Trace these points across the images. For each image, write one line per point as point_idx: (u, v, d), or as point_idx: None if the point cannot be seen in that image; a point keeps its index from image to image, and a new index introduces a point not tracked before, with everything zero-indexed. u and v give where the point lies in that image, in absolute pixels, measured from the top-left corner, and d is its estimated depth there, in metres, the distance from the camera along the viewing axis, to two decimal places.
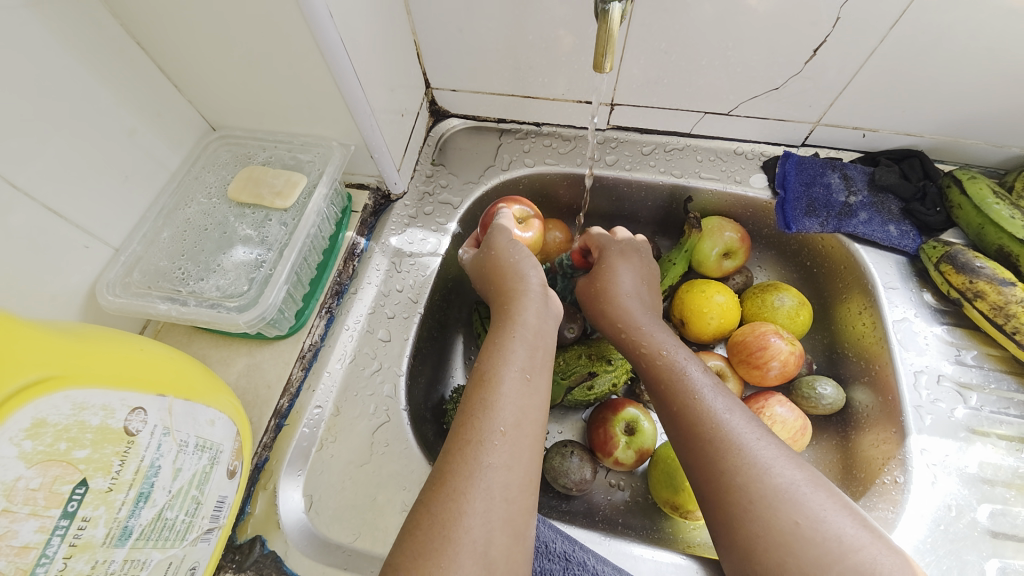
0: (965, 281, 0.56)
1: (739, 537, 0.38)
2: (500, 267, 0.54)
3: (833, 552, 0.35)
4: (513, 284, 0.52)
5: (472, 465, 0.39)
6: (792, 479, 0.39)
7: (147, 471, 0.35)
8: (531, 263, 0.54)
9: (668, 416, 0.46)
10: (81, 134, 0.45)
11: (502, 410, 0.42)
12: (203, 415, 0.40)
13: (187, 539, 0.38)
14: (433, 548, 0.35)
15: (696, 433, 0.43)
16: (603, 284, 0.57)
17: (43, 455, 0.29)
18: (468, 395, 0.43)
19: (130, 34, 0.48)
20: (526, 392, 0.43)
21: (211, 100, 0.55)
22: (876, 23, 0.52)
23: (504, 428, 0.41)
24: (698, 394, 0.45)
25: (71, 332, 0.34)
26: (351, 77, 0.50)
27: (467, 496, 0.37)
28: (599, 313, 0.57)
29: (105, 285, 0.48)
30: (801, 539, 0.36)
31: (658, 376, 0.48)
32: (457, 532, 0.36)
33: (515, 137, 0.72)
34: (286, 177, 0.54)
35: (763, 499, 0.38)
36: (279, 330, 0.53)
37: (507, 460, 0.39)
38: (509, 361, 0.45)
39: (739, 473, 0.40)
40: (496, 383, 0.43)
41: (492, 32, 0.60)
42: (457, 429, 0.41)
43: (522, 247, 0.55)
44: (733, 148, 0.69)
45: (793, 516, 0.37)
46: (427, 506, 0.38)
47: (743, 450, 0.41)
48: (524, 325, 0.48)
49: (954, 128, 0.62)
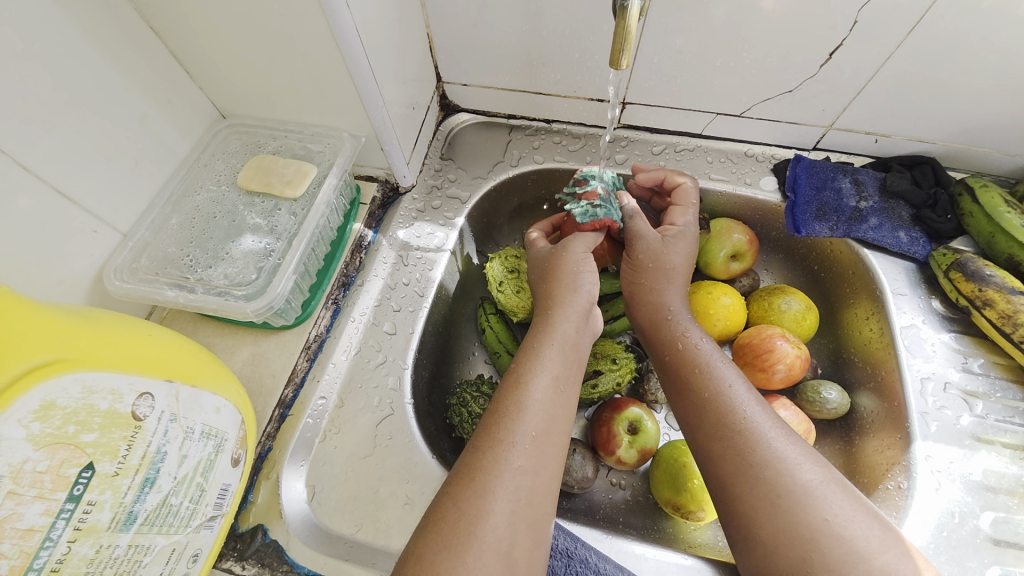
0: (974, 289, 0.55)
1: (762, 533, 0.38)
2: (561, 270, 0.52)
3: (859, 551, 0.35)
4: (564, 290, 0.51)
5: (501, 466, 0.38)
6: (818, 477, 0.39)
7: (153, 457, 0.34)
8: (590, 277, 0.52)
9: (694, 408, 0.45)
10: (91, 118, 0.45)
11: (534, 415, 0.41)
12: (209, 402, 0.39)
13: (190, 526, 0.38)
14: (458, 543, 0.35)
15: (725, 425, 0.43)
16: (661, 261, 0.54)
17: (50, 438, 0.29)
18: (502, 396, 0.43)
19: (142, 18, 0.47)
20: (557, 401, 0.43)
21: (222, 87, 0.55)
22: (893, 28, 0.52)
23: (536, 433, 0.41)
24: (731, 386, 0.45)
25: (80, 315, 0.34)
26: (364, 67, 0.49)
27: (494, 496, 0.37)
28: (637, 288, 0.55)
29: (112, 270, 0.48)
30: (829, 537, 0.36)
31: (688, 367, 0.48)
32: (483, 530, 0.36)
33: (525, 133, 0.72)
34: (296, 166, 0.54)
35: (791, 494, 0.38)
36: (285, 319, 0.53)
37: (535, 464, 0.39)
38: (544, 368, 0.44)
39: (768, 467, 0.40)
40: (529, 387, 0.43)
41: (506, 26, 0.59)
42: (485, 429, 0.41)
43: (591, 261, 0.53)
44: (743, 150, 0.69)
45: (821, 513, 0.37)
46: (454, 500, 0.37)
47: (773, 445, 0.41)
48: (566, 334, 0.48)
49: (967, 136, 0.62)
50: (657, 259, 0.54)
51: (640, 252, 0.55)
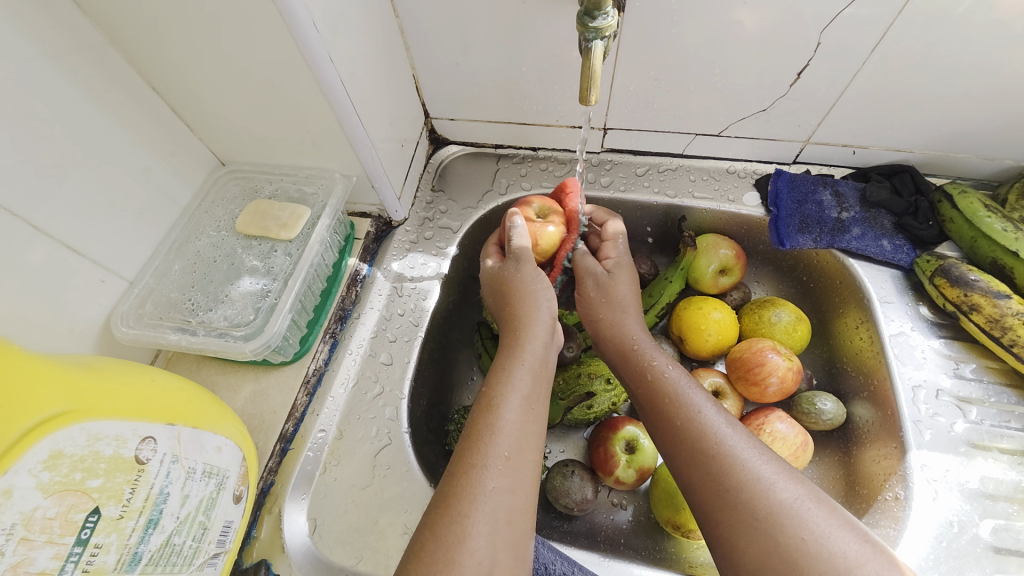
0: (959, 294, 0.56)
1: (745, 557, 0.38)
2: (519, 291, 0.53)
3: (840, 568, 0.35)
4: (528, 307, 0.52)
5: (476, 490, 0.39)
6: (794, 495, 0.39)
7: (155, 499, 0.36)
8: (546, 294, 0.54)
9: (670, 436, 0.46)
10: (99, 174, 0.48)
11: (508, 436, 0.43)
12: (210, 442, 0.41)
13: (194, 564, 0.39)
14: (438, 570, 0.36)
15: (699, 450, 0.43)
16: (610, 293, 0.57)
17: (59, 485, 0.31)
18: (474, 419, 0.44)
19: (145, 80, 0.51)
20: (528, 418, 0.45)
21: (221, 138, 0.58)
22: (855, 47, 0.54)
23: (508, 454, 0.42)
24: (700, 411, 0.46)
25: (85, 366, 0.36)
26: (351, 114, 0.52)
27: (472, 519, 0.38)
28: (598, 321, 0.57)
29: (119, 317, 0.50)
30: (809, 556, 0.36)
31: (658, 394, 0.49)
32: (462, 554, 0.37)
33: (512, 161, 0.74)
34: (291, 209, 0.57)
35: (770, 515, 0.38)
36: (284, 356, 0.55)
37: (509, 484, 0.41)
38: (515, 388, 0.46)
39: (743, 489, 0.40)
40: (502, 409, 0.44)
41: (487, 65, 0.62)
42: (461, 453, 0.42)
43: (544, 277, 0.55)
44: (725, 167, 0.71)
45: (799, 532, 0.37)
46: (432, 529, 0.38)
47: (747, 466, 0.41)
48: (534, 353, 0.49)
49: (944, 143, 0.63)
50: (604, 293, 0.57)
51: (589, 290, 0.58)
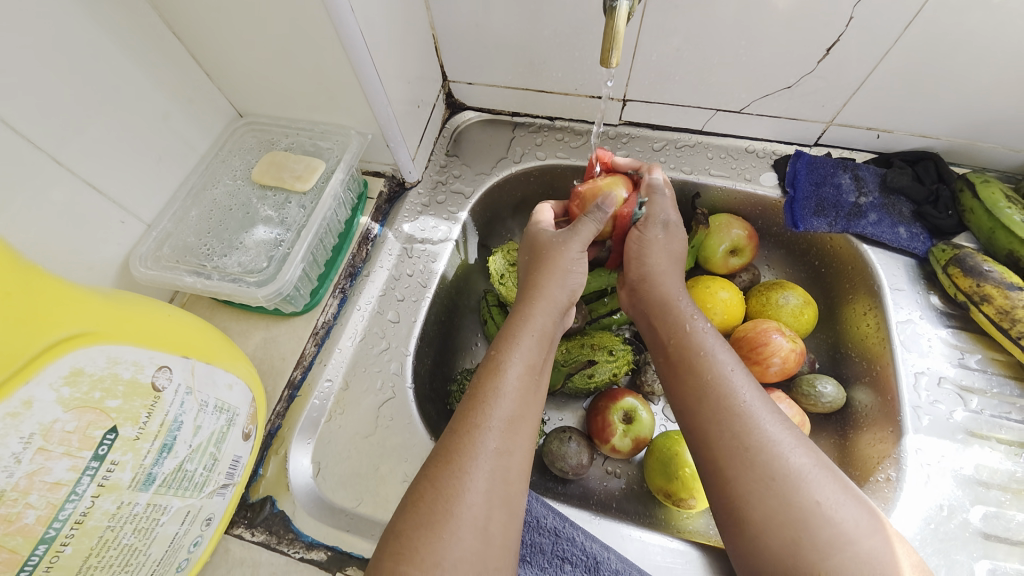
0: (972, 285, 0.55)
1: (755, 511, 0.39)
2: (551, 262, 0.53)
3: (847, 533, 0.37)
4: (549, 279, 0.52)
5: (477, 448, 0.41)
6: (811, 462, 0.40)
7: (170, 425, 0.38)
8: (576, 276, 0.54)
9: (692, 390, 0.46)
10: (120, 116, 0.49)
11: (508, 400, 0.44)
12: (222, 379, 0.43)
13: (204, 491, 0.42)
14: (435, 519, 0.38)
15: (724, 407, 0.43)
16: (666, 249, 0.56)
17: (78, 401, 0.32)
18: (479, 380, 0.45)
19: (166, 24, 0.51)
20: (528, 386, 0.46)
21: (240, 88, 0.58)
22: (889, 23, 0.52)
23: (509, 419, 0.43)
24: (731, 373, 0.46)
25: (108, 295, 0.37)
26: (370, 70, 0.52)
27: (470, 475, 0.39)
28: (648, 266, 0.56)
29: (138, 258, 0.52)
30: (818, 519, 0.38)
31: (688, 351, 0.48)
32: (459, 507, 0.38)
33: (528, 130, 0.74)
34: (306, 162, 0.57)
35: (787, 476, 0.39)
36: (294, 306, 0.57)
37: (507, 445, 0.42)
38: (521, 355, 0.47)
39: (764, 450, 0.41)
40: (508, 372, 0.45)
41: (507, 28, 0.62)
42: (465, 412, 0.43)
43: (583, 263, 0.54)
44: (744, 146, 0.70)
45: (813, 496, 0.38)
46: (431, 481, 0.40)
47: (770, 430, 0.42)
48: (542, 324, 0.50)
49: (971, 131, 0.61)
50: (667, 242, 0.57)
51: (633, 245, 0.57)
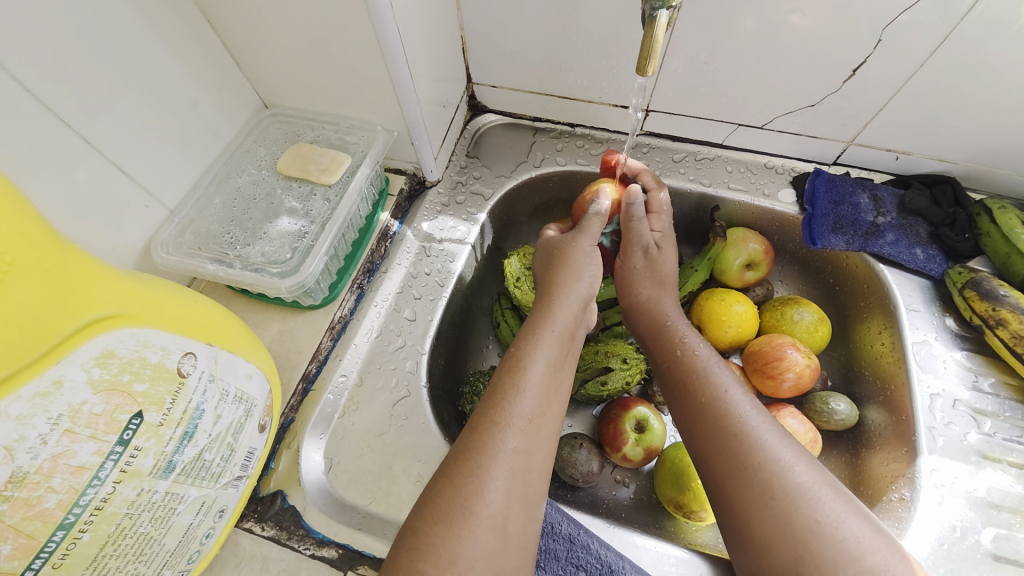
0: (987, 308, 0.56)
1: (755, 531, 0.39)
2: (569, 257, 0.55)
3: (850, 552, 0.36)
4: (567, 275, 0.54)
5: (497, 447, 0.40)
6: (812, 479, 0.40)
7: (192, 413, 0.37)
8: (592, 268, 0.55)
9: (691, 411, 0.46)
10: (149, 100, 0.49)
11: (530, 398, 0.43)
12: (242, 368, 0.42)
13: (220, 482, 0.41)
14: (452, 517, 0.37)
15: (721, 427, 0.44)
16: (657, 270, 0.58)
17: (108, 384, 0.32)
18: (498, 379, 0.45)
19: (201, 12, 0.51)
20: (551, 385, 0.46)
21: (267, 79, 0.58)
22: (914, 48, 0.53)
23: (529, 416, 0.42)
24: (726, 391, 0.46)
25: (138, 278, 0.37)
26: (402, 67, 0.52)
27: (489, 475, 0.39)
28: (637, 295, 0.58)
29: (160, 243, 0.51)
30: (821, 537, 0.37)
31: (686, 370, 0.49)
32: (479, 505, 0.38)
33: (549, 135, 0.74)
34: (332, 156, 0.57)
35: (786, 495, 0.39)
36: (313, 299, 0.56)
37: (527, 445, 0.41)
38: (542, 351, 0.47)
39: (762, 468, 0.40)
40: (529, 370, 0.45)
41: (536, 33, 0.62)
42: (483, 411, 0.43)
43: (598, 256, 0.56)
44: (764, 162, 0.70)
45: (814, 514, 0.38)
46: (450, 478, 0.39)
47: (768, 447, 0.41)
48: (563, 320, 0.50)
49: (989, 157, 0.62)
50: (650, 266, 0.59)
51: (637, 261, 0.59)
